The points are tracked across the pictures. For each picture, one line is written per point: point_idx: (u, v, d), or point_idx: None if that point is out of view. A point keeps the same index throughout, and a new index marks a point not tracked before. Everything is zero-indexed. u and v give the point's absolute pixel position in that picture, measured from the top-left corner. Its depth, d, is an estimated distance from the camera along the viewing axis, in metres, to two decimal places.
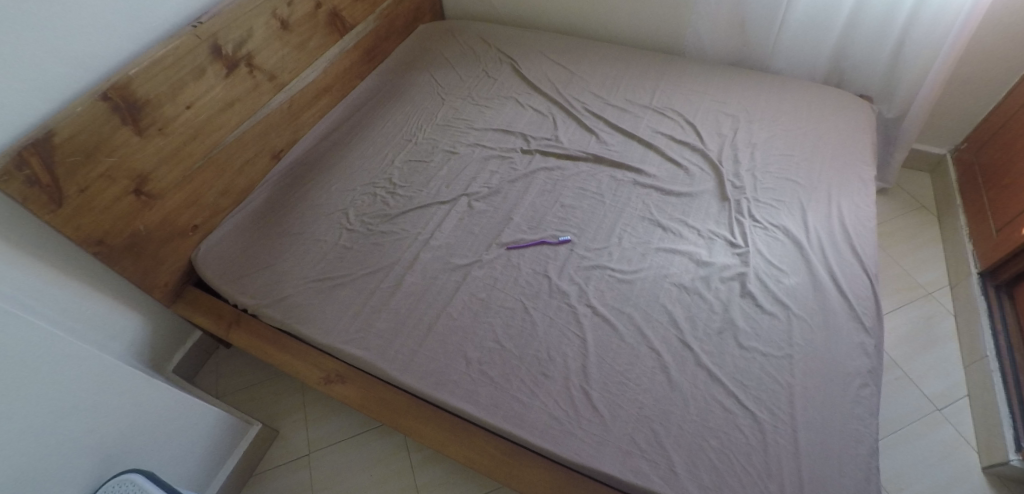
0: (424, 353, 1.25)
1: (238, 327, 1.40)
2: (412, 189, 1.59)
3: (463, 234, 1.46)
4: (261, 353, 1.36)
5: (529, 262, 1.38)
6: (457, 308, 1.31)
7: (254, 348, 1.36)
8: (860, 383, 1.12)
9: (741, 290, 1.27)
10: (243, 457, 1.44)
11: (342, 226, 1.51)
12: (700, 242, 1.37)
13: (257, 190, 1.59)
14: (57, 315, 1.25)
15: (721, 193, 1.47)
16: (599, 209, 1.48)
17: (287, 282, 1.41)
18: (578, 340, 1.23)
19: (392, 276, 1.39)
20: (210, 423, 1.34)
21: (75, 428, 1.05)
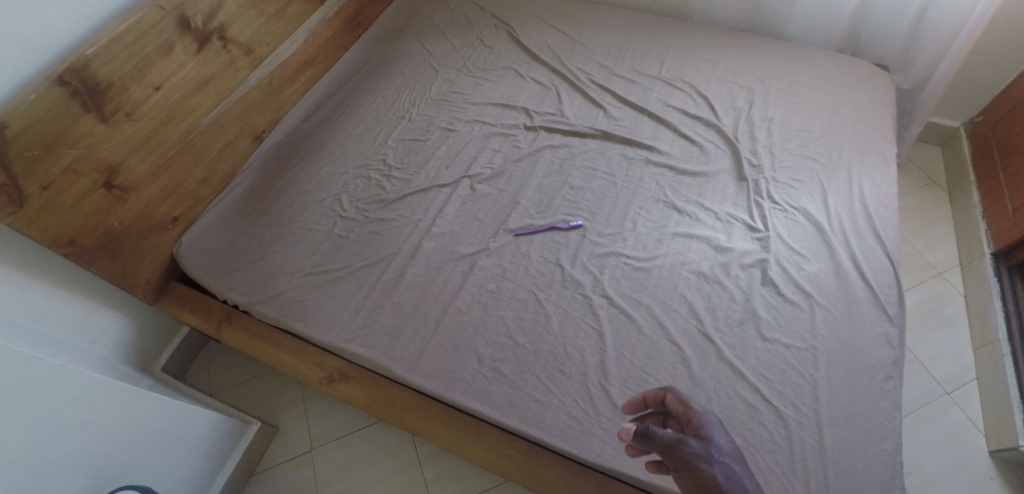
0: (433, 350, 1.18)
1: (230, 325, 1.32)
2: (409, 172, 1.48)
3: (468, 220, 1.38)
4: (255, 352, 1.28)
5: (539, 249, 1.31)
6: (466, 301, 1.24)
7: (247, 348, 1.29)
8: (884, 376, 1.12)
9: (762, 279, 1.24)
10: (244, 458, 1.39)
11: (336, 213, 1.41)
12: (718, 227, 1.32)
13: (240, 176, 1.49)
14: (34, 322, 1.15)
15: (739, 173, 1.41)
16: (610, 190, 1.41)
17: (280, 277, 1.32)
18: (595, 334, 1.17)
19: (393, 267, 1.30)
20: (207, 427, 1.28)
21: (63, 446, 0.98)
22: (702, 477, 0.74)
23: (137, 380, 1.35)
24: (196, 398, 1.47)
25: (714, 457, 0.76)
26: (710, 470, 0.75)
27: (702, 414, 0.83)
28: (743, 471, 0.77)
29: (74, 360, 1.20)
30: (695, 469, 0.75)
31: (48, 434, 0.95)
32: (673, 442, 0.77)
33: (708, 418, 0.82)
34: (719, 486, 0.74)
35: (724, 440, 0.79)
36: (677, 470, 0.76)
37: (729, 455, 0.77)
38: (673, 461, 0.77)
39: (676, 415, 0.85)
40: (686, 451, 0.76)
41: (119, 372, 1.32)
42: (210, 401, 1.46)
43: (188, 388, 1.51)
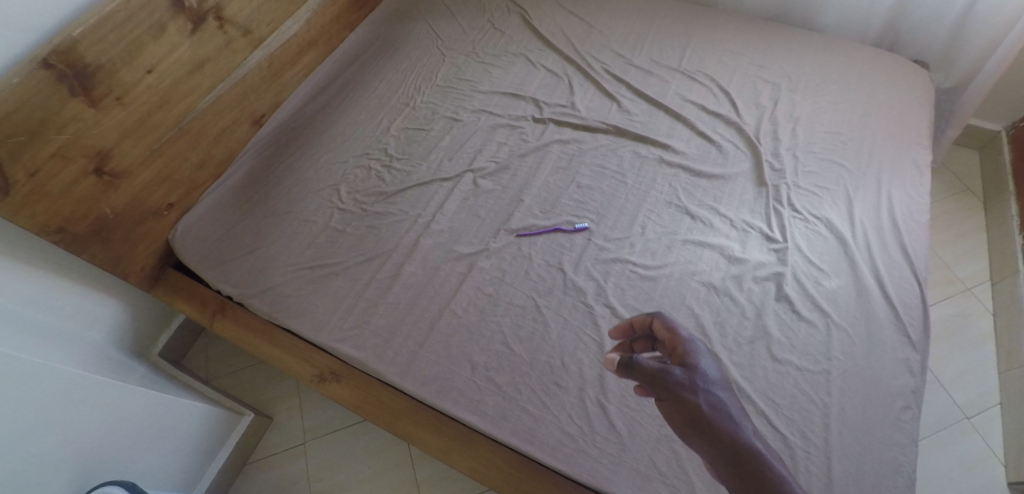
0: (425, 355, 1.13)
1: (224, 316, 1.29)
2: (411, 163, 1.43)
3: (468, 218, 1.32)
4: (247, 345, 1.25)
5: (541, 252, 1.25)
6: (462, 305, 1.18)
7: (239, 340, 1.26)
8: (902, 406, 1.06)
9: (777, 294, 1.17)
10: (236, 448, 1.38)
11: (333, 204, 1.37)
12: (733, 235, 1.25)
13: (238, 161, 1.45)
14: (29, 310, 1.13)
15: (759, 178, 1.32)
16: (620, 190, 1.34)
17: (274, 269, 1.28)
18: (595, 346, 1.12)
19: (390, 264, 1.26)
20: (192, 420, 1.27)
21: (56, 444, 0.96)
22: (689, 405, 0.85)
23: (132, 366, 1.34)
24: (192, 386, 1.45)
25: (698, 386, 0.87)
26: (695, 400, 0.85)
27: (687, 345, 0.92)
28: (722, 395, 0.88)
29: (66, 348, 1.18)
30: (682, 398, 0.85)
31: (38, 432, 0.93)
32: (660, 373, 0.87)
33: (692, 349, 0.92)
34: (703, 414, 0.85)
35: (707, 368, 0.90)
36: (663, 401, 0.86)
37: (710, 382, 0.89)
38: (659, 390, 0.86)
39: (662, 342, 0.94)
40: (672, 382, 0.86)
41: (113, 358, 1.31)
42: (204, 391, 1.45)
43: (185, 374, 1.50)
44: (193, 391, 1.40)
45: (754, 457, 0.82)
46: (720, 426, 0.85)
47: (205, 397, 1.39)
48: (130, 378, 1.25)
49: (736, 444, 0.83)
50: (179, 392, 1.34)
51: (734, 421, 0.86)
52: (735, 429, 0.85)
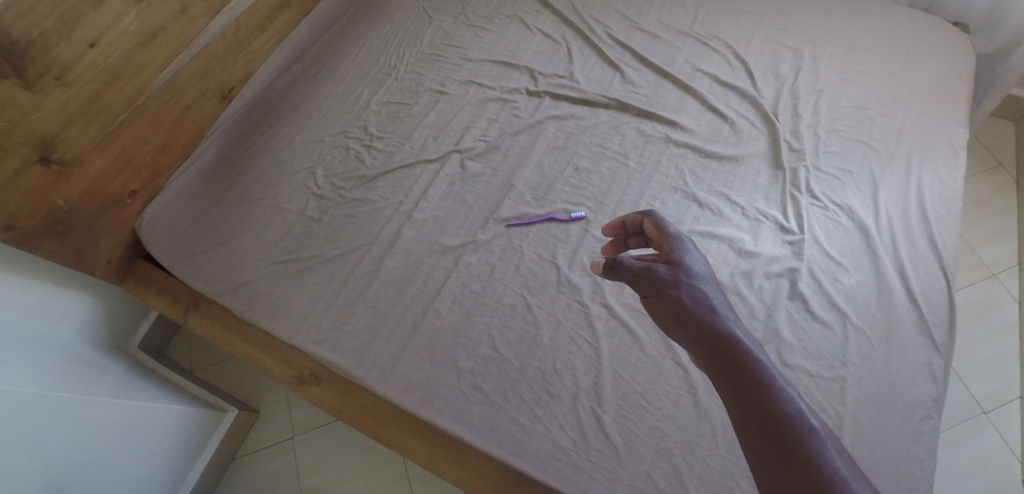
0: (408, 359, 1.05)
1: (197, 312, 1.21)
2: (392, 142, 1.31)
3: (454, 205, 1.21)
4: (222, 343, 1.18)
5: (533, 245, 1.15)
6: (447, 304, 1.10)
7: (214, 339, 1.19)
8: (922, 415, 0.98)
9: (790, 291, 1.07)
10: (222, 445, 1.34)
11: (309, 190, 1.27)
12: (743, 225, 1.14)
13: (206, 142, 1.34)
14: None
15: (776, 160, 1.20)
16: (620, 173, 1.21)
17: (246, 262, 1.20)
18: (590, 350, 1.03)
19: (370, 258, 1.16)
20: (169, 423, 1.21)
21: (15, 464, 0.88)
22: (669, 301, 0.71)
23: (108, 364, 1.26)
24: (173, 381, 1.40)
25: (684, 281, 0.72)
26: (679, 296, 0.71)
27: (676, 238, 0.78)
28: (713, 291, 0.73)
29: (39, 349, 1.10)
30: (662, 294, 0.71)
31: None
32: (640, 271, 0.74)
33: (682, 242, 0.77)
34: (686, 309, 0.70)
35: (698, 263, 0.74)
36: (646, 297, 0.74)
37: (700, 276, 0.73)
38: (642, 289, 0.74)
39: (653, 241, 0.81)
40: (652, 278, 0.73)
41: (87, 356, 1.23)
42: (186, 386, 1.39)
43: (168, 367, 1.45)
44: (173, 389, 1.34)
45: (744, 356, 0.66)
46: (706, 321, 0.68)
47: (185, 395, 1.34)
48: (104, 379, 1.17)
49: (723, 340, 0.67)
50: (157, 391, 1.28)
51: (724, 316, 0.70)
52: (724, 324, 0.68)
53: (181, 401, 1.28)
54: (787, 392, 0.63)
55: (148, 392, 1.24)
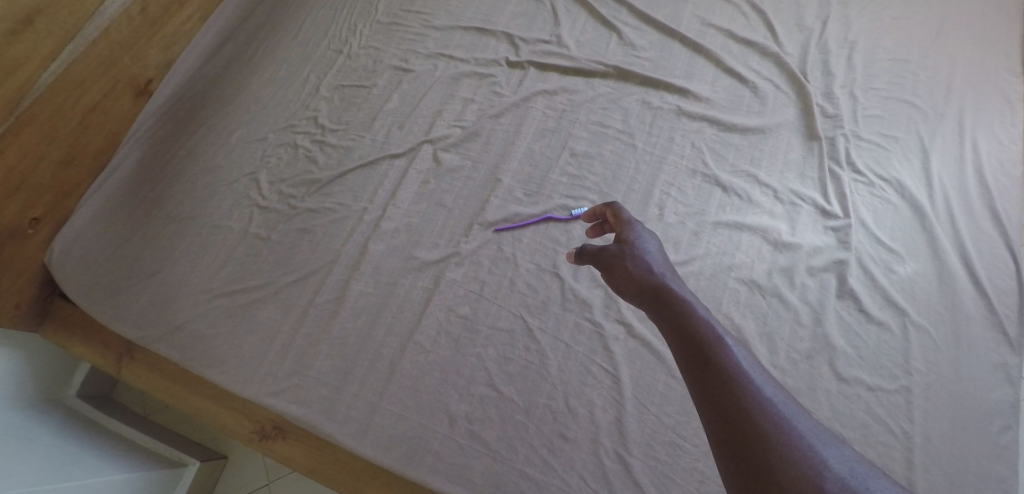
0: (388, 407, 0.88)
1: (134, 362, 1.03)
2: (349, 135, 1.09)
3: (430, 210, 1.01)
4: (172, 400, 1.00)
5: (528, 252, 0.96)
6: (431, 335, 0.91)
7: (159, 393, 1.01)
8: (1001, 426, 0.81)
9: (838, 289, 0.90)
10: None
11: (252, 201, 1.05)
12: (777, 211, 0.95)
13: (120, 156, 1.06)
14: None
15: (808, 130, 1.01)
16: (627, 154, 1.01)
17: (183, 297, 1.00)
18: (607, 379, 0.85)
19: (333, 282, 0.96)
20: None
21: None
22: (614, 272, 0.64)
23: (35, 429, 1.05)
24: (120, 437, 1.20)
25: (627, 247, 0.66)
26: (621, 260, 0.64)
27: (625, 215, 0.72)
28: (653, 248, 0.66)
29: None
30: (608, 266, 0.65)
31: None
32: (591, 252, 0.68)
33: (628, 216, 0.71)
34: (629, 274, 0.62)
35: (645, 236, 0.68)
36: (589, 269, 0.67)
37: (641, 240, 0.66)
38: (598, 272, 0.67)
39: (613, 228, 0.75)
40: (599, 254, 0.67)
41: (13, 424, 1.01)
42: (131, 444, 1.19)
43: (115, 415, 1.24)
44: (119, 450, 1.15)
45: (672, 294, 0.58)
46: (647, 280, 0.61)
47: (134, 457, 1.15)
48: (28, 455, 0.96)
49: (660, 292, 0.59)
50: (97, 455, 1.08)
51: (660, 267, 0.62)
52: (656, 270, 0.61)
53: (128, 464, 1.10)
54: (712, 321, 0.55)
55: (93, 464, 1.04)
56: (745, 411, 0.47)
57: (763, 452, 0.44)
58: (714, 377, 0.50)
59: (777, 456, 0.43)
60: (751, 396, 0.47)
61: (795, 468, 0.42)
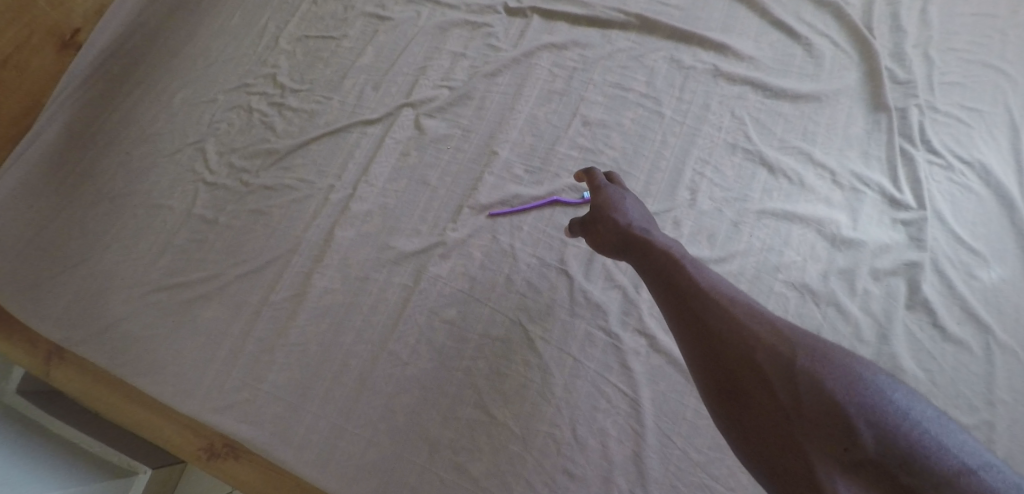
0: (356, 431, 0.72)
1: (65, 362, 0.89)
2: (313, 96, 0.90)
3: (411, 189, 0.83)
4: (113, 411, 0.86)
5: (529, 243, 0.79)
6: (409, 343, 0.75)
7: (93, 402, 0.87)
8: None
9: (908, 297, 0.73)
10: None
11: (197, 175, 0.87)
12: (835, 198, 0.78)
13: (41, 121, 0.86)
14: None
15: (874, 99, 0.82)
16: (653, 124, 0.83)
17: (113, 291, 0.83)
18: (622, 404, 0.70)
19: (292, 275, 0.80)
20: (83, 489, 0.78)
21: None
22: (592, 236, 0.65)
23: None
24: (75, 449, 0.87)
25: (597, 208, 0.66)
26: (594, 222, 0.65)
27: (600, 176, 0.70)
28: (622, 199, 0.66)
29: None
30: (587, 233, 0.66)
31: None
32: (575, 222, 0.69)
33: (600, 177, 0.70)
34: (602, 236, 0.64)
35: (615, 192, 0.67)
36: (572, 235, 0.69)
37: (613, 198, 0.66)
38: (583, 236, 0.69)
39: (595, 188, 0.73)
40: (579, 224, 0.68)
41: None
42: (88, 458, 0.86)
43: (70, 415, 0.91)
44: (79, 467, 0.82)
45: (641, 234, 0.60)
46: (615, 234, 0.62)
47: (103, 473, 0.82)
48: None
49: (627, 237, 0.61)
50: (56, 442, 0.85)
51: (633, 212, 0.64)
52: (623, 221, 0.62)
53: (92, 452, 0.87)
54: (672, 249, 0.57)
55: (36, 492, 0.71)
56: (709, 321, 0.51)
57: (719, 344, 0.49)
58: (676, 297, 0.54)
59: (728, 344, 0.49)
60: (710, 306, 0.51)
61: (743, 347, 0.48)
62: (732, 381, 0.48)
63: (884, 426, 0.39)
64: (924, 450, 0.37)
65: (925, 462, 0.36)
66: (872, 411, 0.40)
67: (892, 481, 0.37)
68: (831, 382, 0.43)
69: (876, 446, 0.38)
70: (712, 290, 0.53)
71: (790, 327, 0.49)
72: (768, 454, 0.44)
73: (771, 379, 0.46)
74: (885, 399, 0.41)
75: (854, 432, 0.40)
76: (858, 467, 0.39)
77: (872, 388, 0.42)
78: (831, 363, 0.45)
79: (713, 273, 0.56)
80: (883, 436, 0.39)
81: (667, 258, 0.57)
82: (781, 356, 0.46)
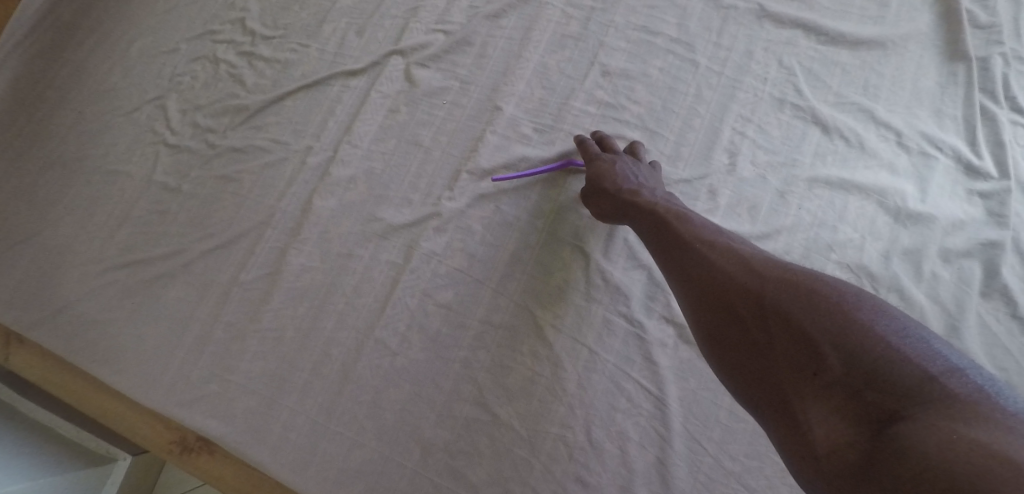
0: (339, 429, 0.63)
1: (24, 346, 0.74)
2: (288, 44, 0.78)
3: (402, 151, 0.72)
4: (69, 397, 0.72)
5: (539, 215, 0.68)
6: (399, 329, 0.65)
7: (53, 388, 0.73)
8: None
9: (984, 282, 0.62)
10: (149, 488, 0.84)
11: (158, 135, 0.76)
12: (901, 164, 0.66)
13: None
14: None
15: (950, 46, 0.69)
16: (685, 76, 0.70)
17: (69, 267, 0.72)
18: (644, 403, 0.61)
19: (266, 250, 0.70)
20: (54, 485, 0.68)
21: None
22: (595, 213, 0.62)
23: None
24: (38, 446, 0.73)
25: (591, 185, 0.62)
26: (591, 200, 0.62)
27: (592, 146, 0.64)
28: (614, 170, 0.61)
29: None
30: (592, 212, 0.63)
31: None
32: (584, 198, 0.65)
33: (593, 148, 0.64)
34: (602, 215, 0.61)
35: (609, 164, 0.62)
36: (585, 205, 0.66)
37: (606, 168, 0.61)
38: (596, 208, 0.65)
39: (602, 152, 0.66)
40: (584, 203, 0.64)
41: None
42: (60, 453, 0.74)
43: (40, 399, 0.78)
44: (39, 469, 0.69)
45: (632, 195, 0.58)
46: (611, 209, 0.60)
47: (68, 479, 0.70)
48: None
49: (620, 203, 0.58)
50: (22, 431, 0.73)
51: (624, 175, 0.60)
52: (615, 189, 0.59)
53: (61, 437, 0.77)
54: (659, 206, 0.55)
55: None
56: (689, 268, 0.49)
57: (700, 290, 0.48)
58: (664, 254, 0.52)
59: (706, 289, 0.47)
60: (689, 253, 0.50)
61: (720, 288, 0.46)
62: (715, 326, 0.47)
63: (847, 343, 0.37)
64: (889, 360, 0.35)
65: (889, 374, 0.35)
66: (837, 330, 0.38)
67: (860, 400, 0.36)
68: (799, 306, 0.41)
69: (841, 365, 0.37)
70: (693, 236, 0.51)
71: (767, 257, 0.47)
72: (753, 390, 0.44)
73: (748, 316, 0.44)
74: (850, 311, 0.39)
75: (820, 355, 0.38)
76: (829, 390, 0.38)
77: (841, 301, 0.40)
78: (801, 286, 0.42)
79: (697, 216, 0.54)
80: (848, 352, 0.37)
81: (651, 215, 0.55)
82: (755, 289, 0.44)
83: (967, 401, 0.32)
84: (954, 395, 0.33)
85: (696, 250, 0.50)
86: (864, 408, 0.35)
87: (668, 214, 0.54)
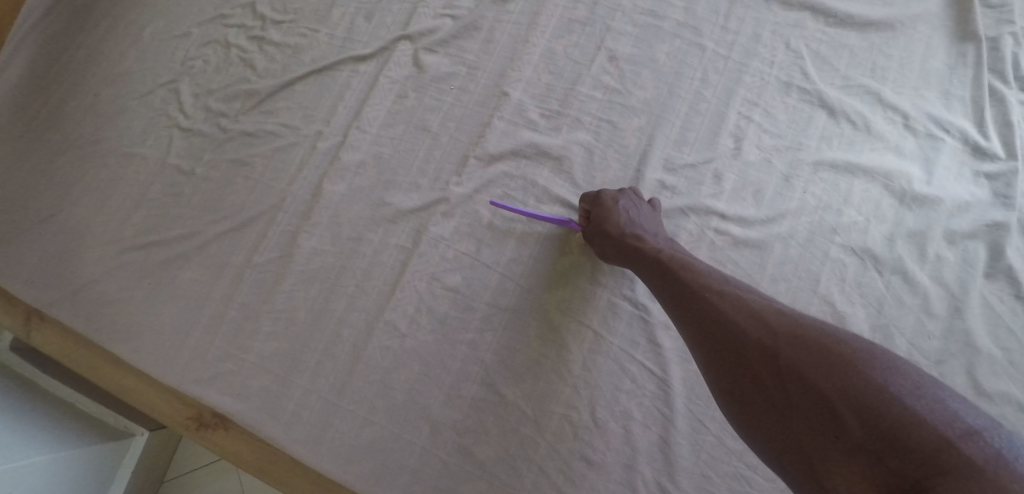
0: (351, 408, 0.65)
1: (48, 323, 0.76)
2: (297, 29, 0.78)
3: (410, 136, 0.72)
4: (89, 373, 0.75)
5: (545, 199, 0.68)
6: (409, 311, 0.66)
7: (74, 365, 0.75)
8: None
9: (989, 264, 0.62)
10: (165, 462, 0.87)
11: (171, 119, 0.77)
12: (907, 146, 0.66)
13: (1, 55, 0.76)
14: None
15: (961, 27, 0.69)
16: (692, 60, 0.70)
17: (88, 248, 0.74)
18: (648, 383, 0.62)
19: (278, 233, 0.71)
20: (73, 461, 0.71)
21: None
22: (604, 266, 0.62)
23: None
24: (58, 419, 0.76)
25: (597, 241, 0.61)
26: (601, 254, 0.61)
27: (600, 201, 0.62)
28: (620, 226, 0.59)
29: None
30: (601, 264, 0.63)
31: None
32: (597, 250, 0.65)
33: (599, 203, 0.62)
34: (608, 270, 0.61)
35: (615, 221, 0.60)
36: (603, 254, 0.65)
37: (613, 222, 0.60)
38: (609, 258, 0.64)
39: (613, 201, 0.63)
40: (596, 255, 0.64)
41: None
42: (79, 427, 0.77)
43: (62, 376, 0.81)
44: (66, 443, 0.72)
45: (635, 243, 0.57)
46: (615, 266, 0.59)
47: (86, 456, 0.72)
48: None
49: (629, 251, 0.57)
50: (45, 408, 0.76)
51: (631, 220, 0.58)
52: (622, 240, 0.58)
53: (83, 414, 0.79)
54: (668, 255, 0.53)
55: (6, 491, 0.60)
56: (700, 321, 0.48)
57: (711, 343, 0.46)
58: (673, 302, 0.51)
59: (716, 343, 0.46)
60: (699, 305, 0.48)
61: (732, 345, 0.45)
62: (728, 381, 0.45)
63: (864, 407, 0.37)
64: (907, 427, 0.35)
65: (907, 441, 0.35)
66: (853, 393, 0.38)
67: (880, 465, 0.35)
68: (814, 368, 0.40)
69: (859, 433, 0.36)
70: (699, 285, 0.49)
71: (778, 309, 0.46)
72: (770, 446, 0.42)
73: (763, 374, 0.43)
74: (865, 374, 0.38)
75: (838, 419, 0.38)
76: (849, 455, 0.37)
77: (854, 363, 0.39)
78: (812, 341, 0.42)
79: (701, 261, 0.53)
80: (865, 418, 0.37)
81: (659, 262, 0.53)
82: (767, 346, 0.43)
83: (987, 471, 0.32)
84: (973, 464, 0.32)
85: (704, 298, 0.48)
86: (888, 476, 0.35)
87: (675, 261, 0.53)
